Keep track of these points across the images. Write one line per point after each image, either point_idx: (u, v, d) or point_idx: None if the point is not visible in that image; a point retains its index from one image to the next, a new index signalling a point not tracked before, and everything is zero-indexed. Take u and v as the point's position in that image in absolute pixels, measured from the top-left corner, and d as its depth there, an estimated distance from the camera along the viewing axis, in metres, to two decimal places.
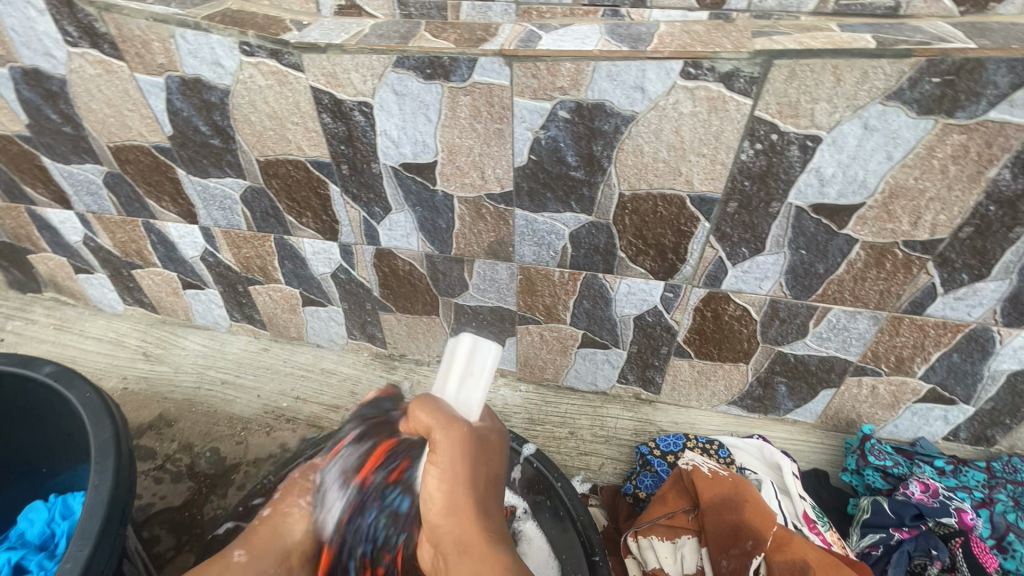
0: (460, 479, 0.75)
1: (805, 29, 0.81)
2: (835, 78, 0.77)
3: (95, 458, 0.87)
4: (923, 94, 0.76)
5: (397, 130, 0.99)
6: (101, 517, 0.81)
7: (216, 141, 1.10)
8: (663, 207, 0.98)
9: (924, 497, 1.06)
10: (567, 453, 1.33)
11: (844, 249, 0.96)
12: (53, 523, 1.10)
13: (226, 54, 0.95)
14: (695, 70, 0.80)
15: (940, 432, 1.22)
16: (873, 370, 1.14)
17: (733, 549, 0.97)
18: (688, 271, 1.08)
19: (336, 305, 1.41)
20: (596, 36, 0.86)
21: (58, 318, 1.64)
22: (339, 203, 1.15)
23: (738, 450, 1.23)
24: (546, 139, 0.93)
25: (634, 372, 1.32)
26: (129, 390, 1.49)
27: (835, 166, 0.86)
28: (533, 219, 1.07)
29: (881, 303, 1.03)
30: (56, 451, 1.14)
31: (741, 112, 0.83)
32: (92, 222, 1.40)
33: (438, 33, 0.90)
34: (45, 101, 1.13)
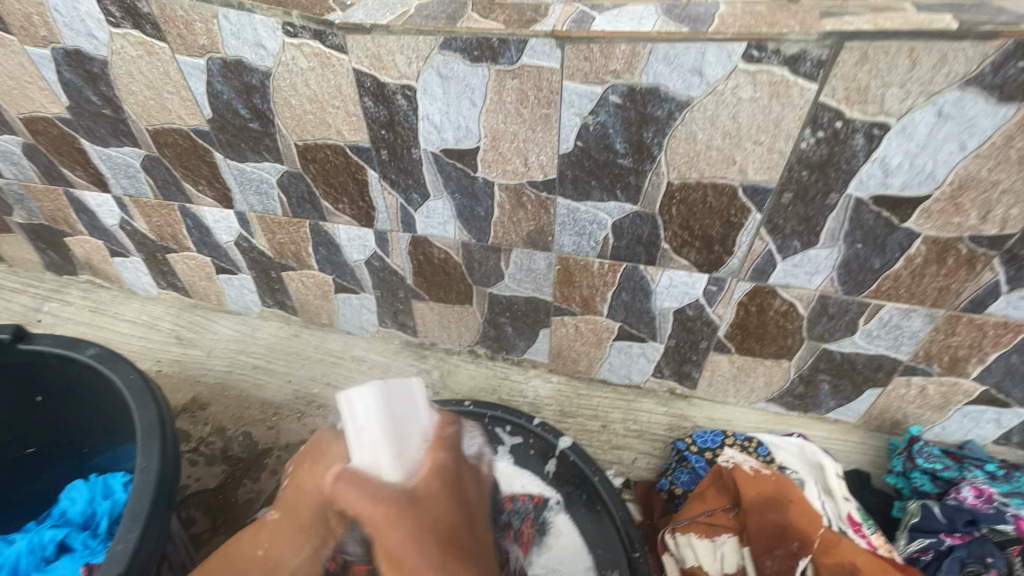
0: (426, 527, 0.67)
1: (878, 9, 0.76)
2: (911, 62, 0.73)
3: (141, 440, 0.87)
4: (1006, 79, 0.72)
5: (440, 115, 0.97)
6: (148, 500, 0.81)
7: (255, 125, 1.09)
8: (713, 197, 0.95)
9: (977, 503, 1.04)
10: (600, 446, 1.31)
11: (904, 244, 0.92)
12: (95, 502, 1.12)
13: (269, 35, 0.94)
14: (759, 52, 0.76)
15: (991, 435, 1.18)
16: (923, 370, 1.10)
17: (779, 550, 0.96)
18: (734, 264, 1.05)
19: (368, 293, 1.40)
20: (652, 16, 0.82)
21: (93, 301, 1.66)
22: (376, 189, 1.14)
23: (778, 449, 1.18)
24: (595, 125, 0.90)
25: (670, 366, 1.30)
26: (163, 372, 1.50)
27: (902, 156, 0.82)
28: (575, 209, 1.04)
29: (939, 300, 0.98)
30: (97, 431, 1.16)
31: (805, 97, 0.79)
32: (128, 205, 1.41)
33: (487, 13, 0.87)
34: (86, 83, 1.13)
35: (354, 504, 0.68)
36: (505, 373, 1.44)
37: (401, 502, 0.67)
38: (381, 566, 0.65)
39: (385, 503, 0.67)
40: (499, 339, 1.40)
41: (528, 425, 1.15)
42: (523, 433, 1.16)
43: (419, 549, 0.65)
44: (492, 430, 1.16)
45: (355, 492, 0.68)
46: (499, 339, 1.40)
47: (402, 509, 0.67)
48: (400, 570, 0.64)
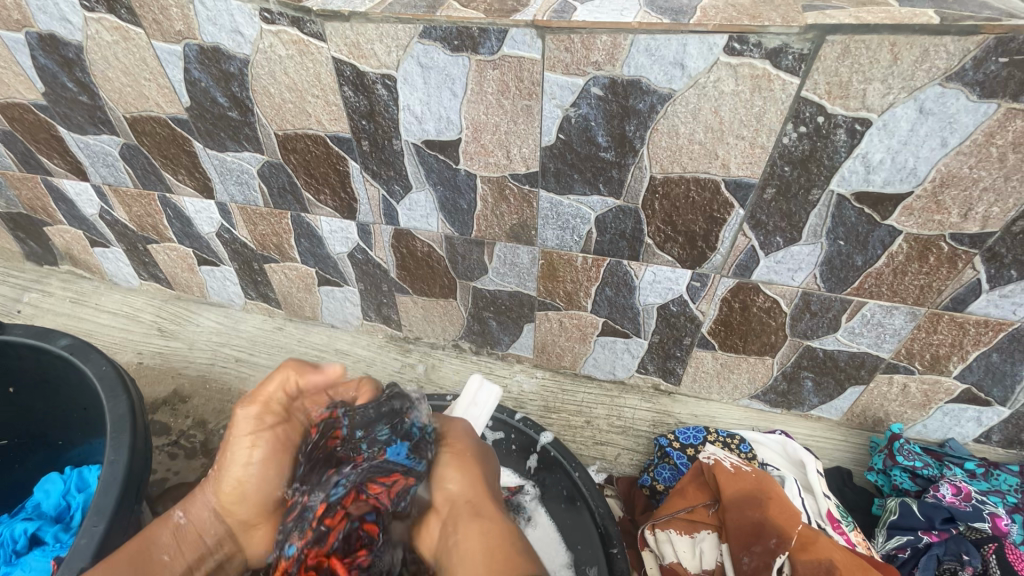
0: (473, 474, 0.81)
1: (861, 3, 0.75)
2: (892, 57, 0.72)
3: (110, 432, 0.86)
4: (987, 75, 0.71)
5: (421, 105, 0.95)
6: (116, 493, 0.80)
7: (234, 114, 1.07)
8: (695, 192, 0.94)
9: (955, 501, 1.02)
10: (583, 442, 1.30)
11: (886, 241, 0.92)
12: (69, 495, 1.10)
13: (246, 22, 0.92)
14: (740, 45, 0.75)
15: (972, 434, 1.18)
16: (905, 368, 1.10)
17: (756, 547, 0.93)
18: (717, 259, 1.04)
19: (352, 286, 1.39)
20: (634, 7, 0.81)
21: (74, 291, 1.64)
22: (358, 181, 1.12)
23: (759, 446, 1.20)
24: (577, 117, 0.89)
25: (654, 362, 1.29)
26: (144, 364, 1.49)
27: (883, 152, 0.81)
28: (558, 202, 1.03)
29: (920, 298, 0.98)
30: (72, 423, 1.14)
31: (787, 92, 0.78)
32: (108, 194, 1.39)
33: (468, 2, 0.86)
34: (62, 69, 1.11)
35: (440, 430, 0.89)
36: (490, 368, 1.43)
37: (474, 439, 0.88)
38: (446, 468, 0.82)
39: (461, 429, 0.89)
40: (484, 333, 1.39)
41: (510, 421, 1.15)
42: (505, 428, 1.16)
43: (474, 471, 0.81)
44: None
45: (454, 427, 0.89)
46: (484, 334, 1.39)
47: (470, 436, 0.88)
48: (464, 472, 0.81)
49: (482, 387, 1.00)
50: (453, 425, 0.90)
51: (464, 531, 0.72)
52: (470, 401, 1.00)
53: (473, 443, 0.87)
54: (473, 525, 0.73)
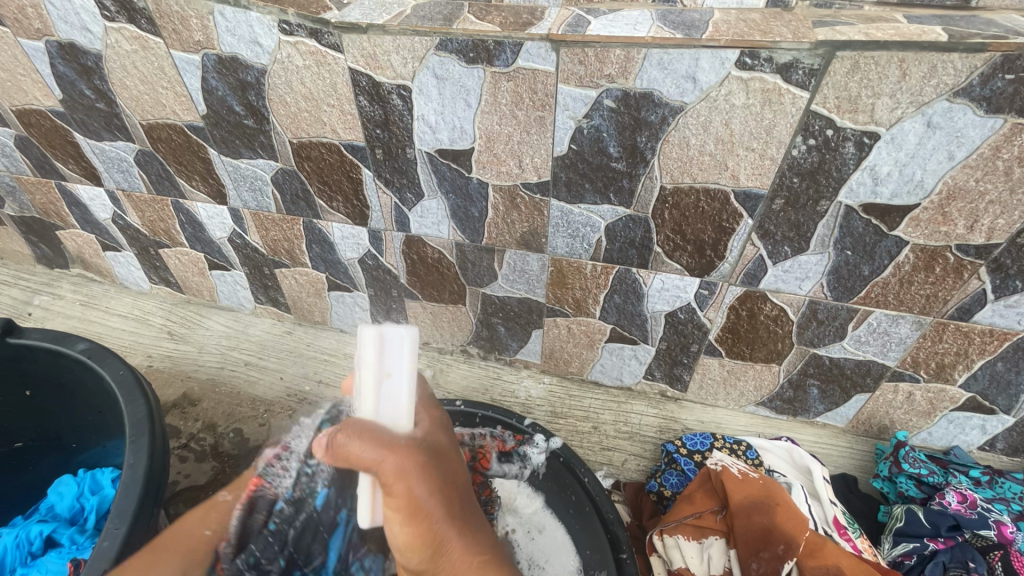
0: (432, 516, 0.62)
1: (870, 19, 0.77)
2: (901, 73, 0.74)
3: (129, 436, 0.87)
4: (994, 91, 0.72)
5: (435, 115, 0.97)
6: (136, 497, 0.81)
7: (250, 122, 1.09)
8: (705, 202, 0.96)
9: (961, 508, 1.04)
10: (590, 447, 1.31)
11: (893, 251, 0.93)
12: (82, 498, 1.12)
13: (265, 33, 0.94)
14: (752, 60, 0.77)
15: (976, 442, 1.19)
16: (911, 376, 1.12)
17: (764, 553, 0.95)
18: (725, 268, 1.05)
19: (361, 291, 1.40)
20: (647, 22, 0.82)
21: (84, 295, 1.66)
22: (370, 188, 1.14)
23: (766, 452, 1.21)
24: (589, 128, 0.91)
25: (661, 368, 1.31)
26: (154, 367, 1.50)
27: (891, 165, 0.83)
28: (569, 211, 1.05)
29: (927, 308, 0.99)
30: (86, 426, 1.16)
31: (797, 105, 0.80)
32: (121, 199, 1.40)
33: (483, 16, 0.88)
34: (80, 77, 1.12)
35: (359, 462, 0.59)
36: (497, 373, 1.44)
37: (417, 456, 0.61)
38: (394, 516, 0.61)
39: (391, 462, 0.59)
40: (492, 339, 1.40)
41: (519, 426, 1.15)
42: (514, 434, 1.16)
43: (435, 513, 0.62)
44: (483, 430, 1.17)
45: (362, 445, 0.59)
46: (492, 339, 1.40)
47: (409, 462, 0.60)
48: (421, 520, 0.61)
49: (385, 345, 0.59)
50: (375, 452, 0.59)
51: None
52: (377, 379, 0.60)
53: (418, 469, 0.61)
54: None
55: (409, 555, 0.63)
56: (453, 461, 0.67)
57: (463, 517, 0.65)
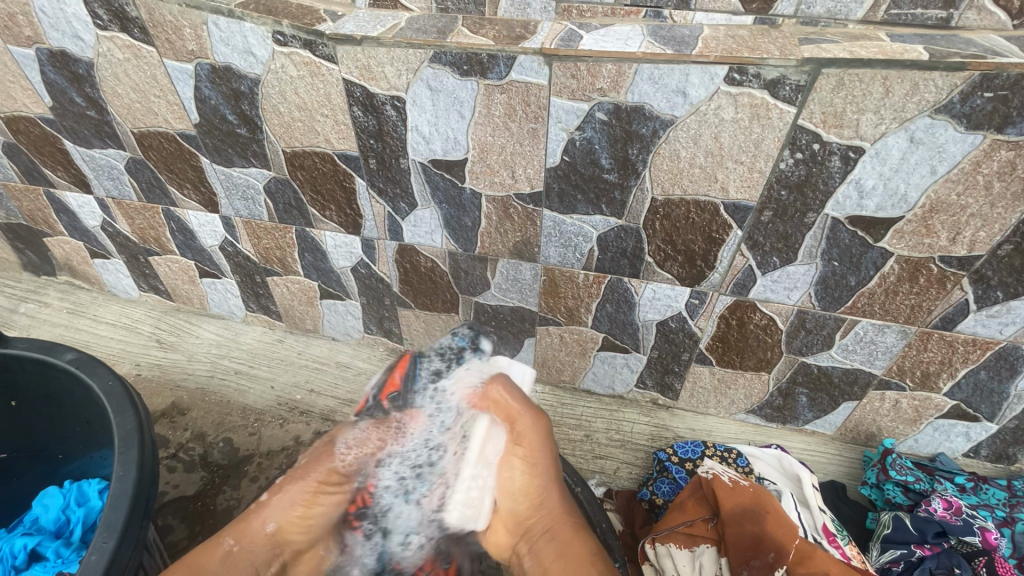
0: (543, 466, 0.85)
1: (853, 37, 0.79)
2: (884, 89, 0.76)
3: (118, 448, 0.86)
4: (973, 108, 0.75)
5: (428, 126, 0.98)
6: (125, 509, 0.80)
7: (242, 130, 1.09)
8: (695, 214, 0.97)
9: (946, 514, 1.05)
10: (583, 456, 1.32)
11: (878, 262, 0.95)
12: (68, 509, 1.10)
13: (259, 43, 0.94)
14: (740, 76, 0.79)
15: (961, 449, 1.21)
16: (897, 384, 1.14)
17: (755, 561, 0.95)
18: (716, 278, 1.07)
19: (354, 299, 1.40)
20: (638, 37, 0.84)
21: (71, 302, 1.63)
22: (363, 198, 1.14)
23: (756, 460, 1.22)
24: (581, 140, 0.92)
25: (653, 377, 1.31)
26: (142, 376, 1.49)
27: (876, 179, 0.85)
28: (561, 221, 1.06)
29: (912, 317, 1.01)
30: (74, 437, 1.14)
31: (784, 120, 0.82)
32: (111, 207, 1.39)
33: (477, 29, 0.89)
34: (70, 84, 1.12)
35: (508, 409, 0.88)
36: None
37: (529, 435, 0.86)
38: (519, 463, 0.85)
39: (524, 419, 0.86)
40: None
41: None
42: None
43: (538, 474, 0.84)
44: None
45: (512, 398, 0.89)
46: None
47: (539, 424, 0.86)
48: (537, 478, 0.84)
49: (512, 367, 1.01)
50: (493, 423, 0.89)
51: (540, 544, 0.82)
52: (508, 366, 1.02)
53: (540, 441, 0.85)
54: (549, 543, 0.81)
55: (521, 505, 0.84)
56: (559, 456, 0.89)
57: (566, 491, 0.87)
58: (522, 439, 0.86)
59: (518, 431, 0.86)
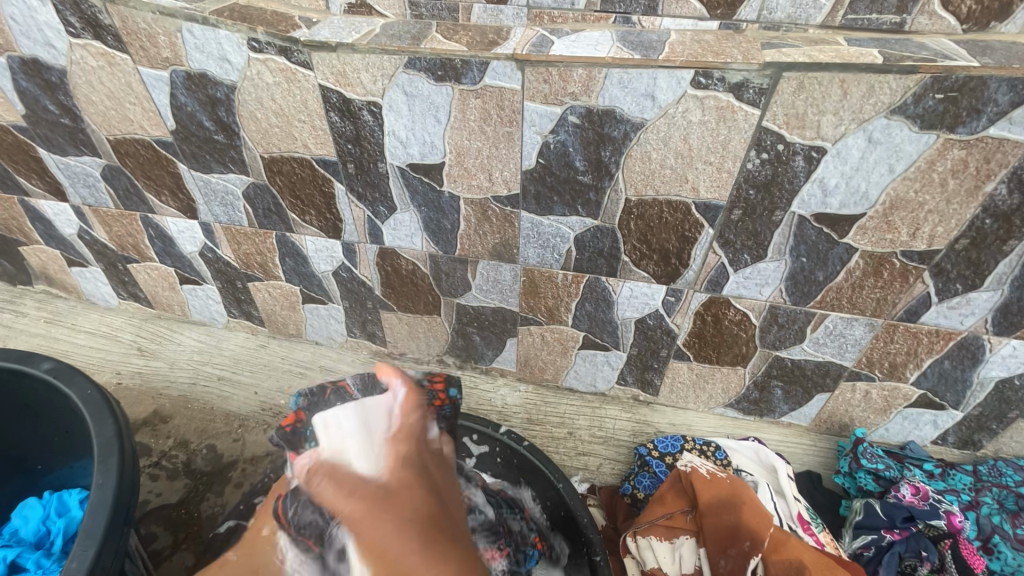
0: (434, 523, 0.62)
1: (813, 42, 0.82)
2: (842, 92, 0.79)
3: (98, 455, 0.86)
4: (926, 109, 0.78)
5: (405, 130, 0.99)
6: (105, 516, 0.80)
7: (220, 137, 1.09)
8: (668, 213, 1.00)
9: (914, 500, 1.10)
10: (566, 453, 1.34)
11: (844, 257, 0.98)
12: (49, 520, 1.09)
13: (234, 50, 0.94)
14: (706, 79, 0.81)
15: (929, 436, 1.26)
16: (867, 375, 1.17)
17: (732, 550, 0.99)
18: (690, 275, 1.09)
19: (336, 303, 1.41)
20: (607, 42, 0.86)
21: (48, 312, 1.61)
22: (343, 202, 1.15)
23: (734, 452, 1.25)
24: (556, 143, 0.94)
25: (633, 373, 1.34)
26: (123, 385, 1.47)
27: (838, 177, 0.88)
28: (539, 222, 1.08)
29: (877, 310, 1.05)
30: (54, 447, 1.13)
31: (749, 122, 0.84)
32: (87, 215, 1.38)
33: (450, 35, 0.90)
34: (44, 92, 1.11)
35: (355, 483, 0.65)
36: (474, 383, 1.46)
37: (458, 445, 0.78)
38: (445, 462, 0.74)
39: (387, 475, 0.66)
40: (468, 348, 1.42)
41: (495, 435, 1.16)
42: (491, 442, 1.18)
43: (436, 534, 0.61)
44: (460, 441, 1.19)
45: (342, 483, 0.66)
46: (467, 348, 1.42)
47: (405, 472, 0.67)
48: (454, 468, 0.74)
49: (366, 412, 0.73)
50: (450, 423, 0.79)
51: None
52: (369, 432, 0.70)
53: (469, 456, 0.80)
54: None
55: None
56: (446, 484, 0.71)
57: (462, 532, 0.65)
58: (388, 507, 0.63)
59: (381, 504, 0.63)
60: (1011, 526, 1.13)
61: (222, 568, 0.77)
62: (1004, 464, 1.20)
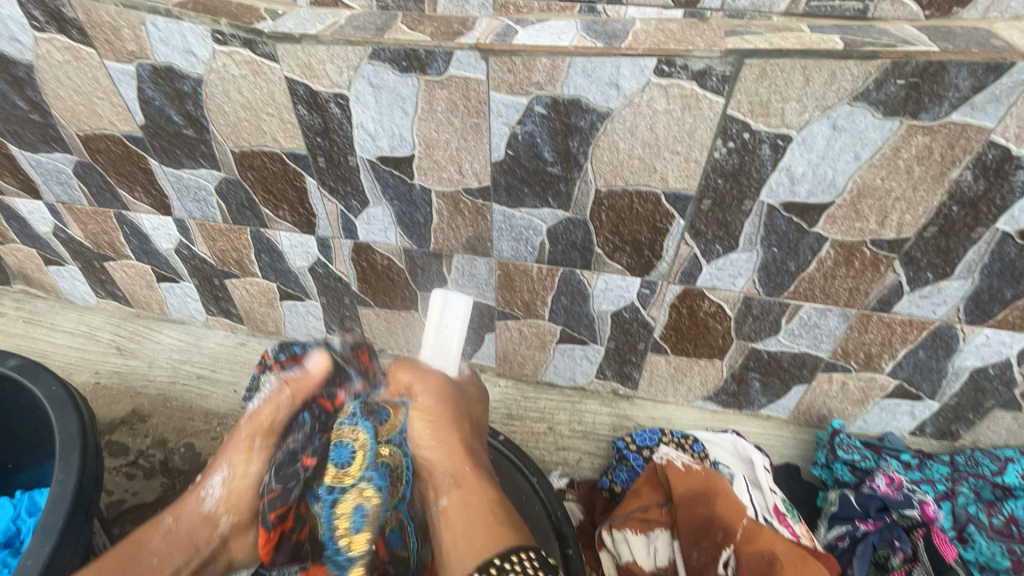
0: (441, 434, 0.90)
1: (776, 29, 0.82)
2: (804, 79, 0.78)
3: (59, 452, 0.85)
4: (888, 95, 0.78)
5: (373, 123, 0.98)
6: (65, 512, 0.80)
7: (189, 131, 1.08)
8: (639, 204, 0.99)
9: (888, 490, 1.10)
10: (545, 448, 1.35)
11: (814, 247, 0.98)
12: (19, 520, 1.08)
13: (198, 42, 0.94)
14: (669, 67, 0.81)
15: (907, 427, 1.26)
16: (843, 366, 1.17)
17: (704, 542, 0.99)
18: (663, 267, 1.09)
19: (313, 300, 1.40)
20: (571, 31, 0.86)
21: (27, 311, 1.60)
22: (315, 196, 1.14)
23: (712, 445, 1.25)
24: (524, 134, 0.94)
25: (612, 367, 1.34)
26: (101, 385, 1.47)
27: (805, 166, 0.88)
28: (511, 215, 1.07)
29: (850, 300, 1.05)
30: (24, 446, 1.12)
31: (714, 110, 0.84)
32: (61, 213, 1.37)
33: (415, 26, 0.90)
34: (12, 88, 1.10)
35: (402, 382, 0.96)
36: None
37: (438, 392, 0.94)
38: (420, 419, 0.92)
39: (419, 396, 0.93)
40: None
41: None
42: None
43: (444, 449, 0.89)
44: None
45: (411, 371, 0.96)
46: None
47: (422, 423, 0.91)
48: (435, 426, 0.91)
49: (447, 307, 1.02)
50: (414, 377, 0.96)
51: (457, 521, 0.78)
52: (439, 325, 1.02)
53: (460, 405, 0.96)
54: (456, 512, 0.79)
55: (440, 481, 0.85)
56: (463, 409, 0.97)
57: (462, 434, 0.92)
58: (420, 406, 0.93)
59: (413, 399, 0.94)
60: (987, 516, 1.13)
61: (168, 537, 0.87)
62: (981, 453, 1.20)
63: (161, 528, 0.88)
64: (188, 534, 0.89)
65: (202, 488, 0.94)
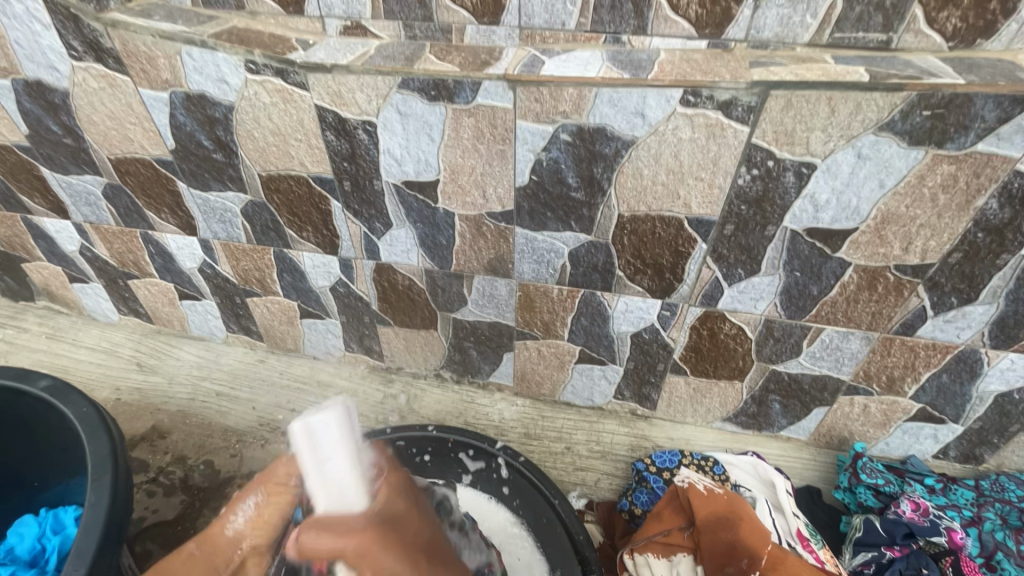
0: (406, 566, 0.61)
1: (800, 60, 0.83)
2: (830, 109, 0.79)
3: (92, 474, 0.86)
4: (914, 125, 0.78)
5: (400, 149, 1.00)
6: (98, 535, 0.80)
7: (218, 155, 1.11)
8: (661, 228, 1.00)
9: (914, 516, 1.09)
10: (563, 468, 1.34)
11: (837, 271, 0.98)
12: (44, 538, 1.09)
13: (231, 71, 0.96)
14: (695, 97, 0.82)
15: (930, 450, 1.25)
16: (865, 389, 1.17)
17: (728, 568, 0.96)
18: (684, 290, 1.09)
19: (333, 318, 1.41)
20: (597, 62, 0.87)
21: (50, 327, 1.63)
22: (339, 218, 1.16)
23: (732, 467, 1.25)
24: (548, 161, 0.95)
25: (630, 388, 1.34)
26: (122, 401, 1.48)
27: (829, 193, 0.88)
28: (533, 238, 1.08)
29: (873, 324, 1.05)
30: (50, 464, 1.13)
31: (739, 138, 0.85)
32: (89, 232, 1.40)
33: (444, 56, 0.92)
34: (47, 113, 1.13)
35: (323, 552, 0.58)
36: (471, 397, 1.46)
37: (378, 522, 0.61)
38: None
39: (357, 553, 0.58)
40: (465, 363, 1.42)
41: (491, 449, 1.14)
42: (486, 457, 1.15)
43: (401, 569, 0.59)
44: (455, 455, 1.15)
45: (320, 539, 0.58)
46: (464, 363, 1.42)
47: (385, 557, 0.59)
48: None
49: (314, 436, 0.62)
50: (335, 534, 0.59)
51: None
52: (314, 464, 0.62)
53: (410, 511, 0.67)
54: None
55: None
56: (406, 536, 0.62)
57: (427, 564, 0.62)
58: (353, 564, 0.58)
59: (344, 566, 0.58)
60: (1015, 542, 1.11)
61: None
62: (1006, 479, 1.19)
63: (182, 553, 0.70)
64: (208, 563, 0.68)
65: (230, 515, 0.71)
